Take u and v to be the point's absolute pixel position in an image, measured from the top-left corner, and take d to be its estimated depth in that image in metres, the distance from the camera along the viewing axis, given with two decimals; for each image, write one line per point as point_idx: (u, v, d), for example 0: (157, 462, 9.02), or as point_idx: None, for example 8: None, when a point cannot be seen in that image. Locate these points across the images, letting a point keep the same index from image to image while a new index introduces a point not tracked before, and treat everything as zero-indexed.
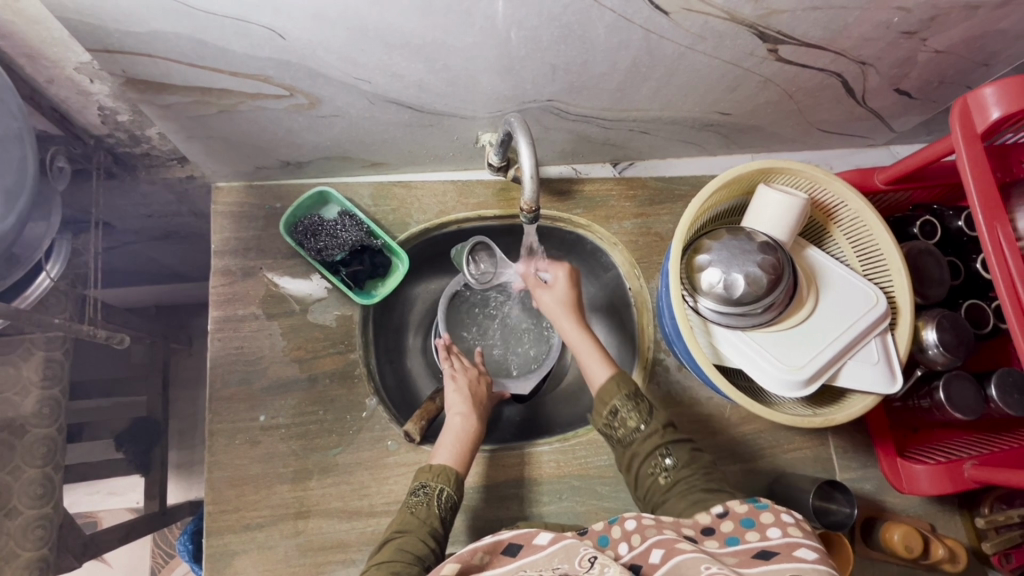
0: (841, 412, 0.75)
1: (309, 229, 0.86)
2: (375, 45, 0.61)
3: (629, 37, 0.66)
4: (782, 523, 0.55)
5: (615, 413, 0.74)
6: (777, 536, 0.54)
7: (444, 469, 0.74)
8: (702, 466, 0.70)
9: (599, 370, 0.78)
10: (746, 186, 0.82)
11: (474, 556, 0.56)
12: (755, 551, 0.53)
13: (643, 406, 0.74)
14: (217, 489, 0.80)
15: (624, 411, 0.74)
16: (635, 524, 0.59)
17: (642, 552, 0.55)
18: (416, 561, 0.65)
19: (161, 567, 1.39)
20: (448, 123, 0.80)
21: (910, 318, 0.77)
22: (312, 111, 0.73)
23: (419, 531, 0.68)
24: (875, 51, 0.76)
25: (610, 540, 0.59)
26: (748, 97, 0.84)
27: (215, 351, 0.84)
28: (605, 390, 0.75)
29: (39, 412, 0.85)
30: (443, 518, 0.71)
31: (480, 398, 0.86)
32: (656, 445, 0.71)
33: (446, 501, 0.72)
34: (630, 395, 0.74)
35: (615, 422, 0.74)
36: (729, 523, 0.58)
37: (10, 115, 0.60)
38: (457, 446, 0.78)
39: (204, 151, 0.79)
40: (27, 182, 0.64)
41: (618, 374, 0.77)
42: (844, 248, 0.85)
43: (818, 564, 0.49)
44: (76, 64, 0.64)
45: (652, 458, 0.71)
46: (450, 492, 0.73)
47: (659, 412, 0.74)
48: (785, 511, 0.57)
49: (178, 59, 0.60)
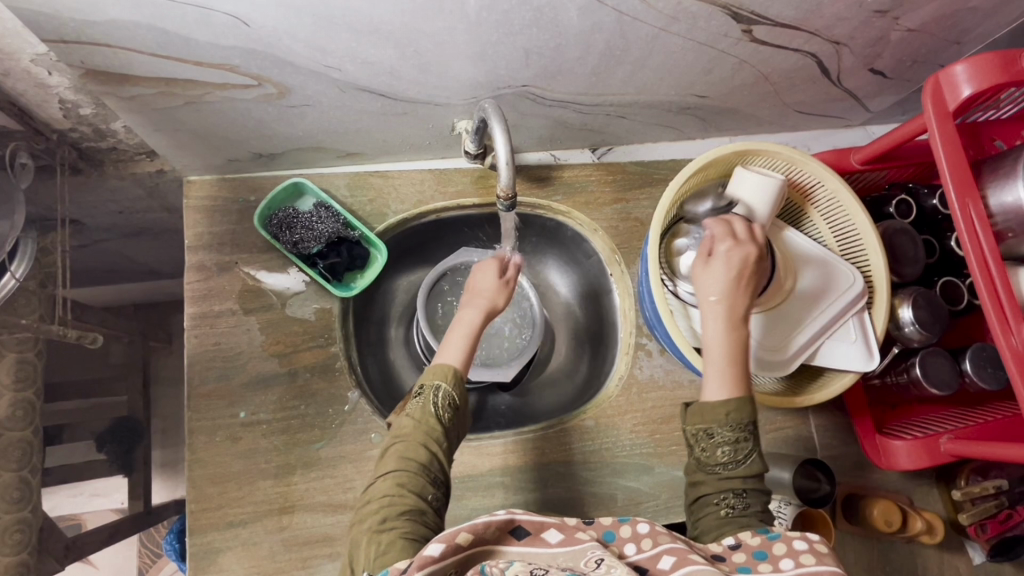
0: (821, 392, 0.76)
1: (284, 222, 0.85)
2: (343, 32, 0.60)
3: (603, 19, 0.65)
4: (795, 552, 0.54)
5: (709, 432, 0.65)
6: (790, 568, 0.52)
7: (442, 367, 0.73)
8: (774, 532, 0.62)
9: (714, 386, 0.66)
10: (724, 169, 0.82)
11: (486, 530, 0.54)
12: None
13: (743, 445, 0.64)
14: (198, 487, 0.79)
15: (722, 440, 0.64)
16: (647, 528, 0.57)
17: (651, 556, 0.54)
18: (422, 470, 0.66)
19: (148, 567, 1.37)
20: (423, 111, 0.79)
21: (887, 298, 0.77)
22: (282, 101, 0.71)
23: (418, 435, 0.68)
24: (848, 31, 0.76)
25: (617, 537, 0.57)
26: (724, 79, 0.83)
27: (192, 348, 0.82)
28: (711, 412, 0.65)
29: (12, 415, 0.82)
30: (439, 418, 0.70)
31: (485, 292, 0.81)
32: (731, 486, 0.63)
33: (443, 400, 0.71)
34: (736, 427, 0.64)
35: (705, 439, 0.65)
36: (742, 554, 0.55)
37: None
38: (464, 346, 0.76)
39: (174, 144, 0.78)
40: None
41: (740, 403, 0.64)
42: (821, 229, 0.85)
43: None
44: (32, 56, 0.61)
45: (722, 495, 0.63)
46: (447, 390, 0.72)
47: (756, 457, 0.65)
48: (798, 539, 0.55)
49: (140, 49, 0.58)
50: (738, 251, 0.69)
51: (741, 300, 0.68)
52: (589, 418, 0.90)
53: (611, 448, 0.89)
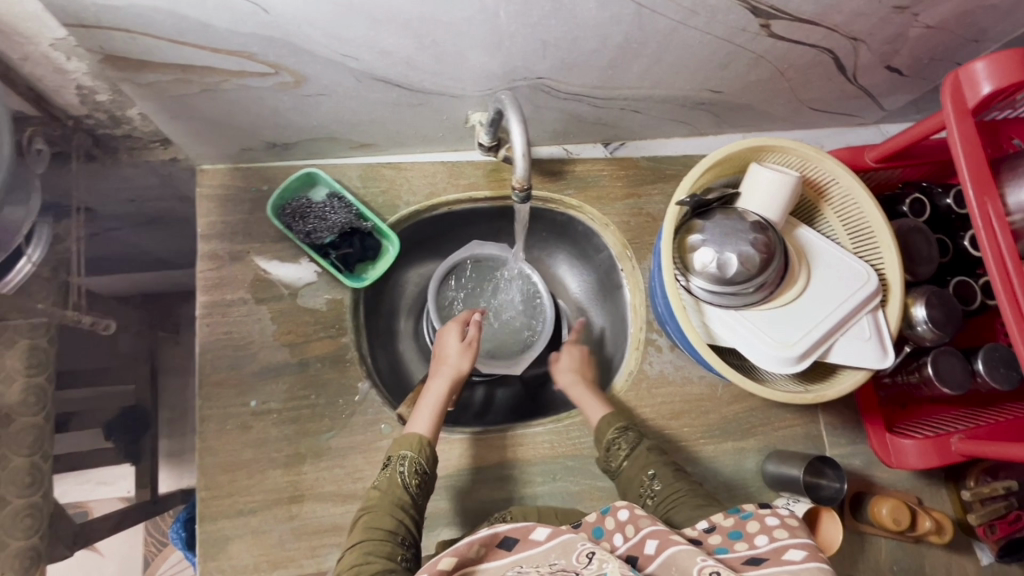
0: (833, 389, 0.75)
1: (298, 211, 0.85)
2: (361, 20, 0.59)
3: (621, 11, 0.65)
4: (768, 528, 0.57)
5: (609, 446, 0.81)
6: (765, 544, 0.55)
7: (410, 437, 0.75)
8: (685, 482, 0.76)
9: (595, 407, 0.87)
10: (738, 164, 0.82)
11: (470, 549, 0.56)
12: (747, 558, 0.55)
13: (631, 436, 0.82)
14: (208, 474, 0.79)
15: (617, 442, 0.81)
16: (628, 512, 0.59)
17: (637, 543, 0.56)
18: (389, 537, 0.66)
19: (154, 555, 1.38)
20: (438, 102, 0.79)
21: (900, 296, 0.77)
22: (298, 89, 0.71)
23: (386, 504, 0.69)
24: (867, 27, 0.76)
25: (605, 531, 0.59)
26: (740, 75, 0.83)
27: (204, 336, 0.83)
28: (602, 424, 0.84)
29: (25, 400, 0.83)
30: (406, 486, 0.71)
31: (445, 359, 0.85)
32: (643, 466, 0.78)
33: (410, 468, 0.72)
34: (621, 428, 0.82)
35: (610, 453, 0.81)
36: (718, 536, 0.59)
37: None
38: (433, 411, 0.78)
39: (188, 132, 0.78)
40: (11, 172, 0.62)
41: (611, 413, 0.85)
42: (834, 226, 0.85)
43: (809, 563, 0.51)
44: (51, 40, 0.61)
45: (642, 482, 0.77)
46: (414, 459, 0.73)
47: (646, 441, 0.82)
48: (769, 513, 0.58)
49: (157, 35, 0.58)
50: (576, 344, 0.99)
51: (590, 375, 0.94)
52: None
53: None
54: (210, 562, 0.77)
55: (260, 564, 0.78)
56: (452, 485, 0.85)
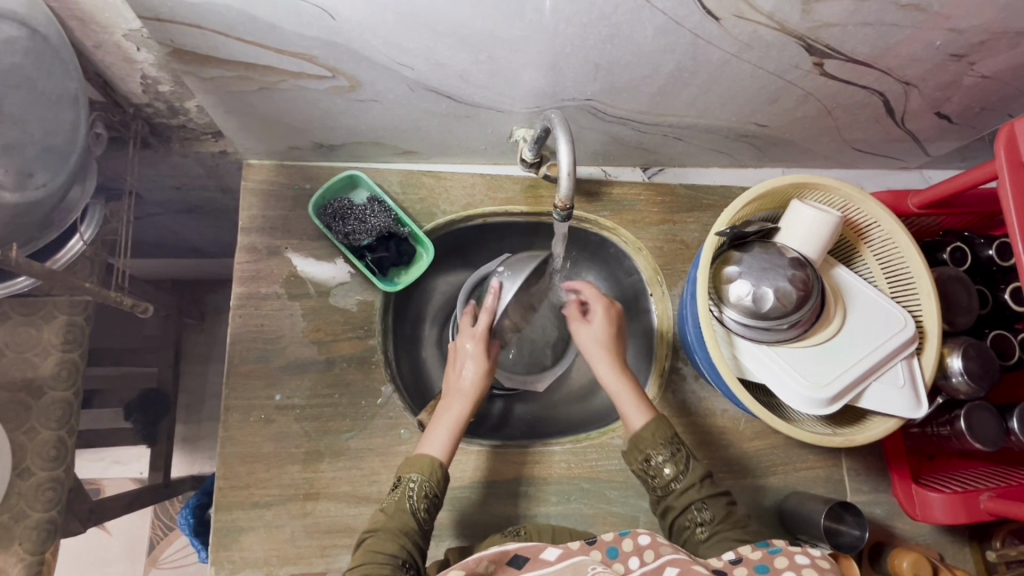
0: (862, 433, 0.74)
1: (339, 213, 0.87)
2: (422, 32, 0.61)
3: (677, 40, 0.65)
4: (797, 565, 0.56)
5: (651, 461, 0.72)
6: None
7: (422, 460, 0.72)
8: (736, 521, 0.69)
9: (635, 413, 0.75)
10: (778, 200, 0.82)
11: (479, 564, 0.56)
12: None
13: (680, 455, 0.72)
14: (228, 464, 0.80)
15: (662, 459, 0.72)
16: (648, 539, 0.57)
17: (655, 568, 0.54)
18: (391, 562, 0.65)
19: (159, 538, 1.39)
20: (485, 116, 0.80)
21: (936, 345, 0.76)
22: (353, 94, 0.73)
23: (392, 528, 0.68)
24: (920, 72, 0.75)
25: (620, 552, 0.58)
26: (787, 110, 0.83)
27: (236, 327, 0.84)
28: (641, 440, 0.73)
29: (57, 374, 0.85)
30: (414, 512, 0.69)
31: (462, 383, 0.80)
32: (692, 497, 0.70)
33: (419, 492, 0.70)
34: (667, 444, 0.72)
35: (651, 470, 0.72)
36: (743, 569, 0.57)
37: (66, 74, 0.61)
38: (449, 434, 0.75)
39: (240, 128, 0.80)
40: (75, 142, 0.67)
41: (655, 420, 0.74)
42: (872, 269, 0.84)
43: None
44: (125, 31, 0.63)
45: (687, 512, 0.70)
46: (424, 482, 0.71)
47: (696, 463, 0.72)
48: (799, 552, 0.57)
49: (226, 33, 0.60)
50: (609, 307, 0.85)
51: (621, 348, 0.83)
52: (618, 436, 0.90)
53: None
54: (221, 552, 0.78)
55: (270, 558, 0.78)
56: (465, 496, 0.85)
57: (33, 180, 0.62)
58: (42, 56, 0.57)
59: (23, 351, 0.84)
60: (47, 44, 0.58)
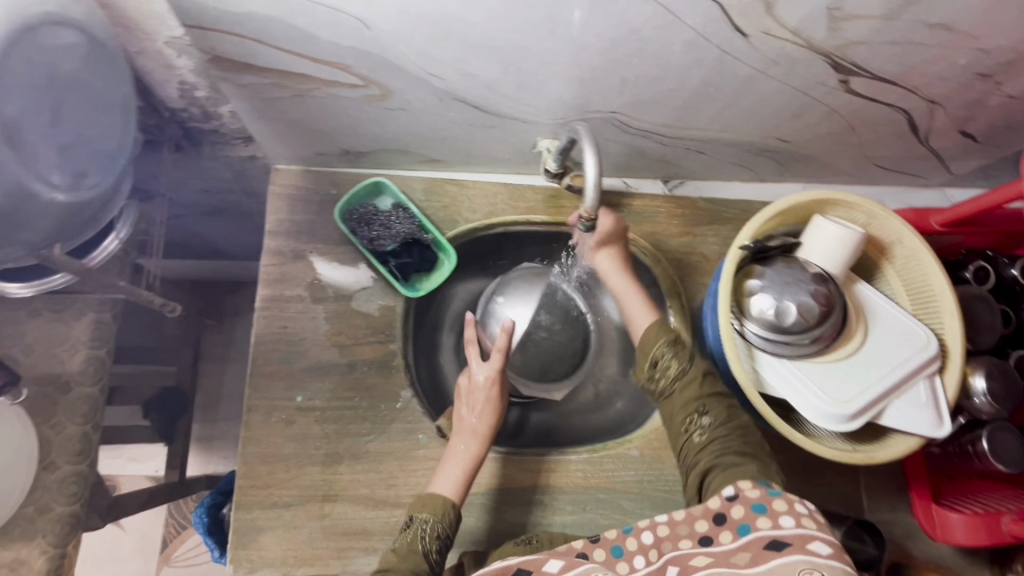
0: (883, 451, 0.74)
1: (364, 218, 0.88)
2: (455, 44, 0.62)
3: (704, 56, 0.66)
4: (795, 513, 0.55)
5: (656, 363, 0.75)
6: (789, 527, 0.54)
7: (434, 500, 0.74)
8: (738, 423, 0.70)
9: (644, 317, 0.81)
10: (801, 216, 0.82)
11: None
12: (769, 543, 0.53)
13: (684, 354, 0.75)
14: (249, 463, 0.81)
15: (665, 359, 0.75)
16: (651, 538, 0.59)
17: (657, 568, 0.57)
18: None
19: (173, 536, 1.40)
20: (511, 126, 0.81)
21: (959, 364, 0.75)
22: (383, 103, 0.74)
23: (403, 569, 0.67)
24: (946, 91, 0.75)
25: (625, 551, 0.59)
26: (811, 126, 0.83)
27: (260, 328, 0.85)
28: (648, 344, 0.76)
29: (84, 370, 0.86)
30: (426, 554, 0.69)
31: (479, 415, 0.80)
32: (694, 397, 0.72)
33: (431, 533, 0.71)
34: (673, 343, 0.75)
35: (657, 372, 0.75)
36: (740, 509, 0.58)
37: (118, 78, 0.64)
38: (460, 473, 0.76)
39: (271, 133, 0.81)
40: (123, 143, 0.70)
41: (660, 325, 0.77)
42: (894, 286, 0.84)
43: (832, 560, 0.49)
44: (167, 39, 0.64)
45: (689, 414, 0.72)
46: (435, 523, 0.72)
47: (700, 361, 0.75)
48: (797, 500, 0.57)
49: (265, 41, 0.61)
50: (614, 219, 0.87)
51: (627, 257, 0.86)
52: (635, 447, 0.90)
53: (653, 481, 0.89)
54: (240, 550, 0.79)
55: (288, 558, 0.79)
56: (481, 502, 0.85)
57: (85, 181, 0.66)
58: (100, 60, 0.60)
59: (53, 347, 0.85)
60: (105, 49, 0.60)
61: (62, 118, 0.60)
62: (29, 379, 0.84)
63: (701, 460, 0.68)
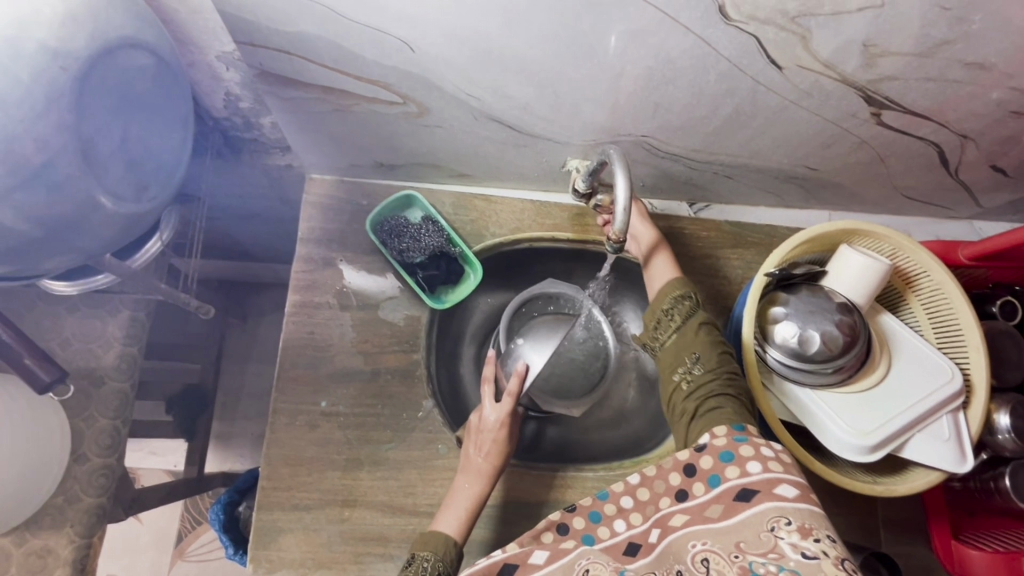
0: (904, 484, 0.73)
1: (395, 229, 0.90)
2: (494, 67, 0.64)
3: (738, 86, 0.67)
4: (762, 457, 0.57)
5: (662, 317, 0.79)
6: (757, 472, 0.55)
7: (437, 538, 0.73)
8: (726, 372, 0.72)
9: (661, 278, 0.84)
10: (827, 245, 0.82)
11: None
12: (738, 491, 0.55)
13: (686, 308, 0.78)
14: (272, 465, 0.83)
15: (670, 312, 0.78)
16: (630, 501, 0.60)
17: (642, 532, 0.58)
18: None
19: (187, 531, 1.42)
20: (543, 146, 0.82)
21: (984, 400, 0.75)
22: (420, 120, 0.76)
23: None
24: (979, 126, 0.76)
25: (603, 517, 0.60)
26: (840, 156, 0.84)
27: (289, 333, 0.87)
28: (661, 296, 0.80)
29: (117, 366, 0.89)
30: None
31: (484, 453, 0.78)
32: (688, 346, 0.75)
33: (432, 571, 0.69)
34: (680, 297, 0.78)
35: (661, 325, 0.78)
36: (709, 459, 0.58)
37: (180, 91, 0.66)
38: (461, 511, 0.76)
39: (309, 144, 0.84)
40: (181, 159, 0.71)
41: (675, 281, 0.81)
42: (919, 318, 0.84)
43: (799, 504, 0.52)
44: (219, 53, 0.67)
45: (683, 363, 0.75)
46: (436, 561, 0.70)
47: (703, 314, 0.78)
48: (764, 443, 0.58)
49: (312, 59, 0.64)
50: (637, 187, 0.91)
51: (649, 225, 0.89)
52: None
53: None
54: (260, 551, 0.80)
55: (305, 561, 0.80)
56: (498, 515, 0.86)
57: (145, 194, 0.67)
58: (165, 80, 0.62)
59: (89, 342, 0.88)
60: (170, 69, 0.63)
61: (130, 135, 0.61)
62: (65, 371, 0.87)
63: (686, 406, 0.71)
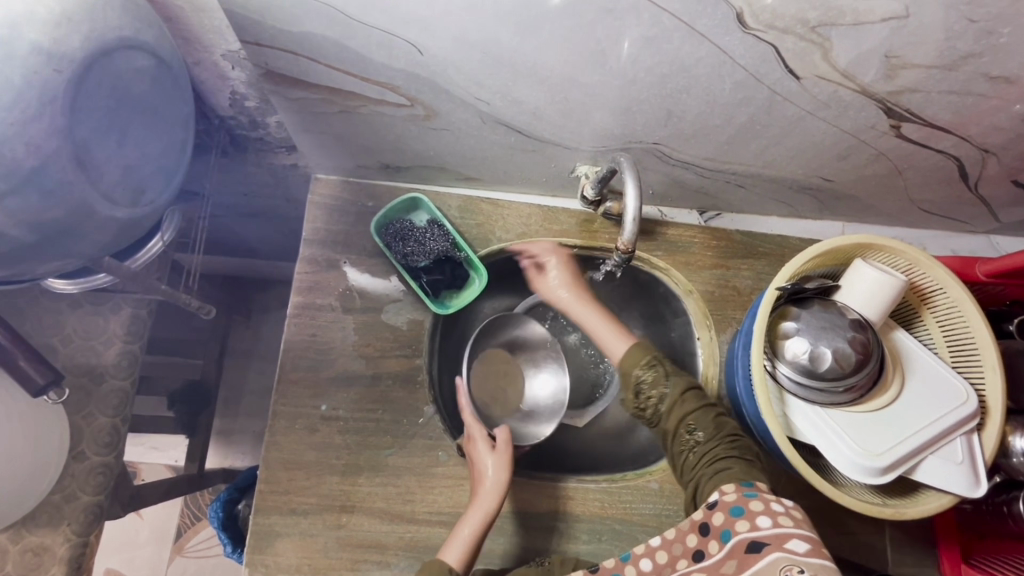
0: (914, 508, 0.71)
1: (399, 233, 0.89)
2: (503, 71, 0.62)
3: (754, 95, 0.66)
4: (772, 512, 0.56)
5: (639, 387, 0.76)
6: (767, 526, 0.55)
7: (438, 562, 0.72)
8: (728, 432, 0.70)
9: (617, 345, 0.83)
10: (841, 258, 0.80)
11: None
12: (750, 546, 0.54)
13: (660, 372, 0.76)
14: (271, 468, 0.82)
15: (641, 384, 0.76)
16: (648, 564, 0.60)
17: None
18: None
19: (186, 527, 1.42)
20: (552, 151, 0.81)
21: (999, 422, 0.73)
22: (427, 123, 0.75)
23: None
24: (1002, 141, 0.73)
25: None
26: (856, 168, 0.82)
27: (290, 335, 0.86)
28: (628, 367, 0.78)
29: (118, 363, 0.88)
30: None
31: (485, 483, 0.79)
32: (681, 420, 0.72)
33: None
34: (650, 363, 0.76)
35: (642, 396, 0.76)
36: (720, 515, 0.58)
37: (180, 91, 0.65)
38: (465, 538, 0.74)
39: (314, 144, 0.83)
40: (181, 162, 0.70)
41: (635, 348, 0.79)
42: (933, 336, 0.81)
43: (811, 557, 0.50)
44: (224, 52, 0.66)
45: (681, 432, 0.72)
46: None
47: (680, 376, 0.76)
48: (775, 500, 0.58)
49: (319, 60, 0.62)
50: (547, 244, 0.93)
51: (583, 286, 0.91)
52: (654, 479, 0.89)
53: (671, 516, 0.87)
54: (256, 555, 0.79)
55: (301, 567, 0.79)
56: (498, 525, 0.85)
57: (144, 198, 0.66)
58: (164, 81, 0.61)
59: (90, 339, 0.88)
60: (170, 70, 0.62)
61: (127, 138, 0.59)
62: (66, 368, 0.87)
63: (696, 477, 0.68)
